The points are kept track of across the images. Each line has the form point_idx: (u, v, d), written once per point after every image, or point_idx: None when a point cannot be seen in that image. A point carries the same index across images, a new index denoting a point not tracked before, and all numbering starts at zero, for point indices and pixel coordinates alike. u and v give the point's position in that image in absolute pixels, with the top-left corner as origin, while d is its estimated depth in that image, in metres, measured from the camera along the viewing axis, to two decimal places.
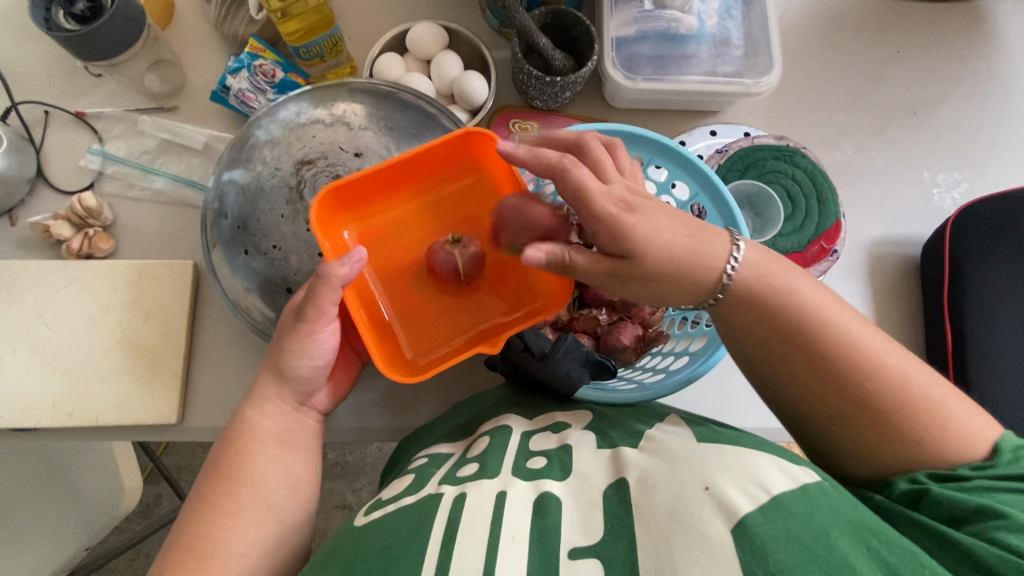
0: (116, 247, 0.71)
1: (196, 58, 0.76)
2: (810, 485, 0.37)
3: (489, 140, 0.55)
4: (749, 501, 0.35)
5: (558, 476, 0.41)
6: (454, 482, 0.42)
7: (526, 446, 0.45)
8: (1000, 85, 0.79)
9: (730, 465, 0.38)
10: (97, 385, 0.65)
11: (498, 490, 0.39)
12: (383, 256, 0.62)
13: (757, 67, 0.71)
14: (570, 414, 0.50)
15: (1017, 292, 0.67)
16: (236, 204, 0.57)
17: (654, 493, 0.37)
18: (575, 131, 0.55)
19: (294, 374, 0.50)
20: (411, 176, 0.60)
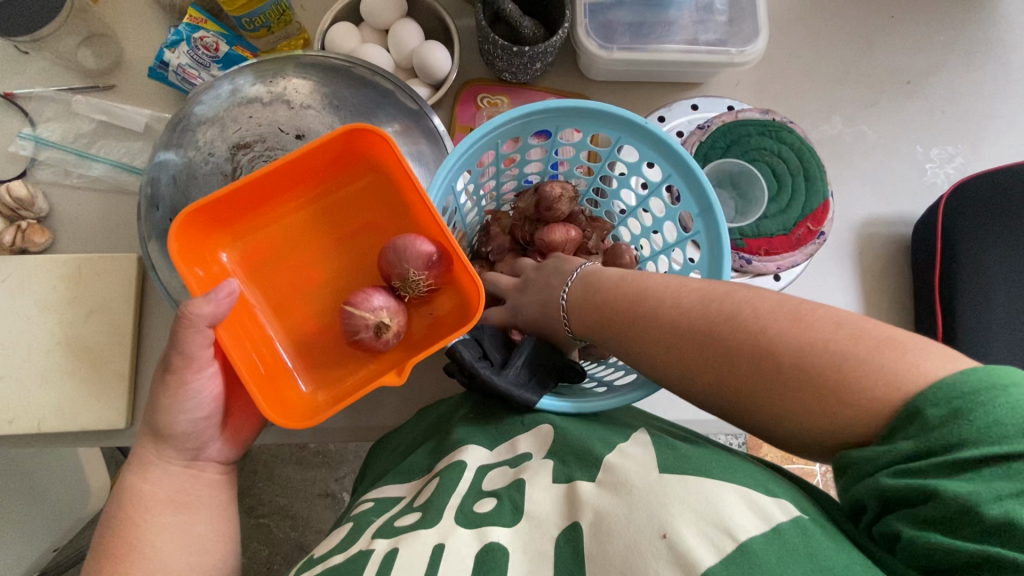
0: (53, 240, 0.66)
1: (134, 30, 0.70)
2: (783, 526, 0.34)
3: (382, 138, 0.46)
4: (711, 549, 0.33)
5: (507, 522, 0.39)
6: (390, 534, 0.41)
7: (477, 486, 0.43)
8: (1000, 52, 0.74)
9: (693, 504, 0.35)
10: (37, 390, 0.61)
11: (435, 543, 0.39)
12: (274, 280, 0.51)
13: (741, 35, 0.66)
14: (531, 436, 0.46)
15: (1013, 275, 0.63)
16: (170, 192, 0.52)
17: (607, 541, 0.36)
18: (524, 108, 0.49)
19: (171, 432, 0.44)
20: (298, 180, 0.49)
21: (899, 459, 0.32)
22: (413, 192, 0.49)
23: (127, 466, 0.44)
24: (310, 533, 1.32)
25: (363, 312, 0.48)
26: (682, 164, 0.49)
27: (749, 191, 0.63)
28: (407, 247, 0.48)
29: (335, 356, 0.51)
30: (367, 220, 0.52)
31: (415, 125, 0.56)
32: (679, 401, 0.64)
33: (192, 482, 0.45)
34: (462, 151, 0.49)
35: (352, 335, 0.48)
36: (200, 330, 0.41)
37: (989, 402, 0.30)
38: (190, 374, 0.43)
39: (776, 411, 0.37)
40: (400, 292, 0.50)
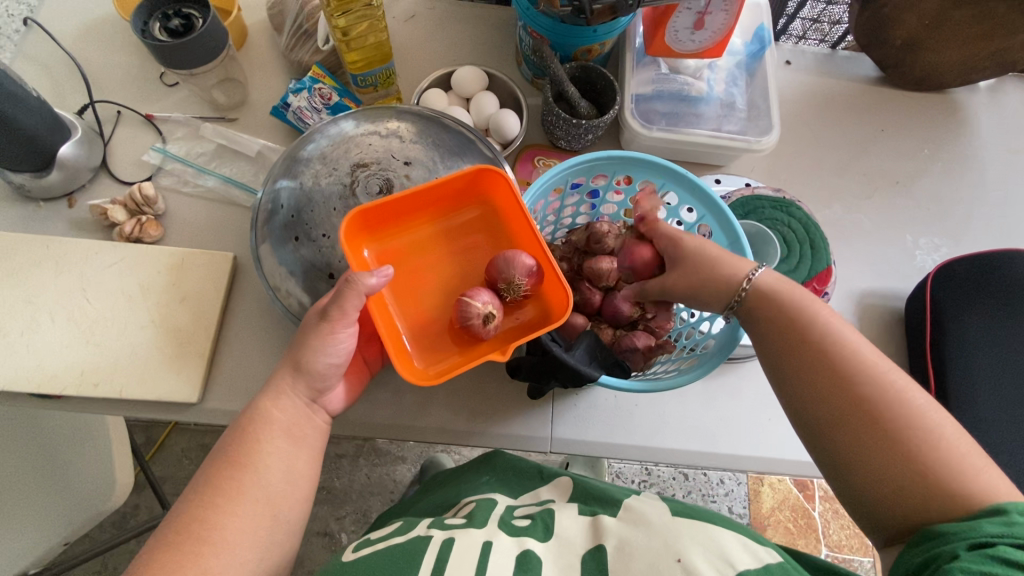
0: (163, 235, 0.76)
1: (262, 79, 0.85)
2: (771, 564, 0.46)
3: (501, 174, 0.57)
4: (714, 569, 0.44)
5: (541, 535, 0.53)
6: (444, 528, 0.54)
7: (511, 514, 0.58)
8: (975, 167, 0.89)
9: (700, 540, 0.48)
10: (125, 360, 0.68)
11: (486, 540, 0.51)
12: (399, 276, 0.61)
13: (757, 128, 0.80)
14: (554, 491, 0.63)
15: (992, 346, 0.72)
16: (292, 198, 0.61)
17: (628, 560, 0.47)
18: (593, 155, 0.60)
19: (311, 368, 0.51)
20: (431, 200, 0.60)
21: (982, 536, 0.39)
22: (520, 219, 0.59)
23: (264, 392, 0.50)
24: (302, 572, 1.29)
25: (475, 304, 0.55)
26: (715, 205, 0.60)
27: (763, 250, 0.72)
28: (513, 258, 0.57)
29: (442, 342, 0.59)
30: (476, 240, 0.63)
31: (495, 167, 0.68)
32: (700, 434, 0.70)
33: (306, 420, 0.52)
34: (538, 185, 0.60)
35: (463, 323, 0.56)
36: (357, 295, 0.49)
37: None
38: (338, 327, 0.50)
39: (853, 455, 0.46)
40: (503, 296, 0.58)
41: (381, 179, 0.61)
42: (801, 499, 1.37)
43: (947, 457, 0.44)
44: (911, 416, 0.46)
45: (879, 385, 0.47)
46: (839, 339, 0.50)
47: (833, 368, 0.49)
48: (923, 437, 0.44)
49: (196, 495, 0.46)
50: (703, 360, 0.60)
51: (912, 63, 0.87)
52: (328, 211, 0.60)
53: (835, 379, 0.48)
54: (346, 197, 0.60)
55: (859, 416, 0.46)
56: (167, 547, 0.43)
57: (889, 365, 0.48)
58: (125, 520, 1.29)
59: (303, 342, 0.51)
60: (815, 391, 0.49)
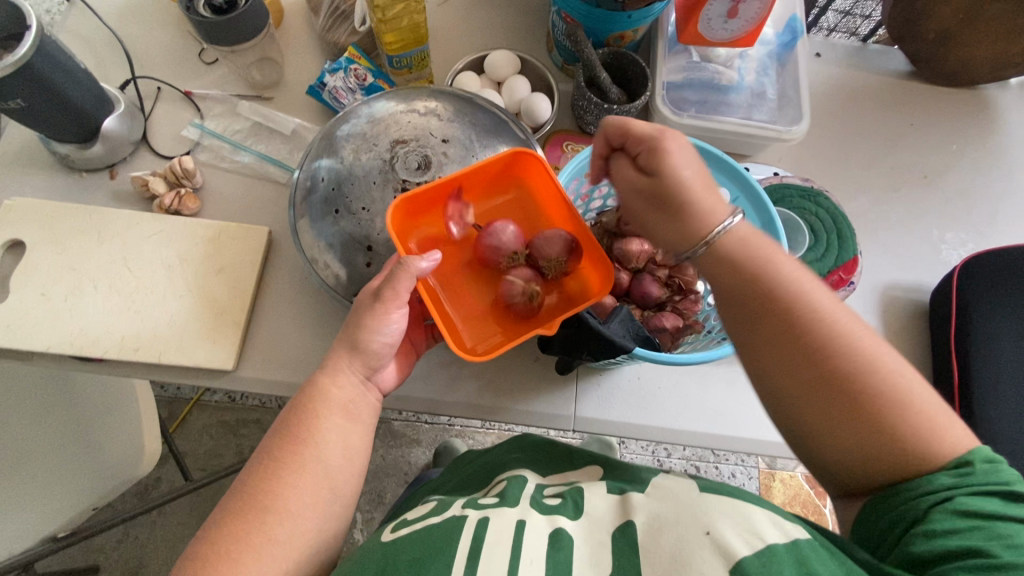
0: (200, 208, 0.78)
1: (297, 59, 0.87)
2: (800, 540, 0.44)
3: (536, 158, 0.59)
4: (744, 544, 0.44)
5: (572, 514, 0.54)
6: (478, 507, 0.55)
7: (540, 493, 0.59)
8: (1004, 163, 0.88)
9: (733, 520, 0.46)
10: (164, 327, 0.70)
11: (517, 519, 0.52)
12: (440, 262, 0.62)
13: (787, 117, 0.80)
14: (584, 472, 0.65)
15: (1015, 342, 0.73)
16: (331, 173, 0.63)
17: (660, 536, 0.48)
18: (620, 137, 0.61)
19: (367, 347, 0.52)
20: (467, 187, 0.62)
21: (940, 490, 0.42)
22: (555, 201, 0.61)
23: (321, 369, 0.52)
24: None
25: (518, 282, 0.57)
26: (750, 188, 0.61)
27: (791, 238, 0.73)
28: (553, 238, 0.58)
29: (486, 324, 0.60)
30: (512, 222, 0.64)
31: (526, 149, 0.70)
32: (722, 416, 0.71)
33: (362, 397, 0.53)
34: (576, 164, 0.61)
35: (507, 301, 0.57)
36: (410, 276, 0.50)
37: (996, 469, 0.42)
38: (392, 308, 0.51)
39: (838, 442, 0.45)
40: (544, 275, 0.59)
41: (420, 156, 0.61)
42: (812, 496, 1.38)
43: (908, 417, 0.44)
44: (889, 377, 0.45)
45: (857, 358, 0.45)
46: (799, 293, 0.48)
47: (805, 329, 0.47)
48: (908, 408, 0.44)
49: (259, 466, 0.48)
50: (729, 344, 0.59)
51: (944, 57, 0.86)
52: (368, 185, 0.61)
53: (812, 356, 0.46)
54: (385, 171, 0.61)
55: (825, 389, 0.46)
56: (233, 514, 0.46)
57: (853, 320, 0.47)
58: (147, 491, 1.32)
59: (358, 321, 0.52)
60: (791, 375, 0.47)
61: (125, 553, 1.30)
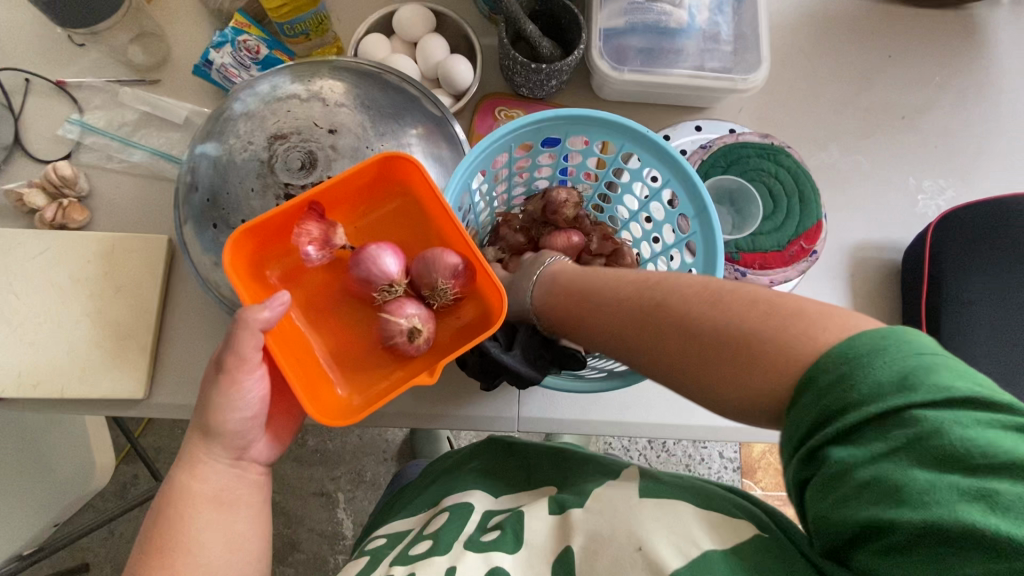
0: (90, 219, 0.70)
1: (182, 31, 0.75)
2: (743, 543, 0.41)
3: (409, 164, 0.51)
4: (677, 556, 0.41)
5: (510, 548, 0.48)
6: (406, 561, 0.50)
7: (483, 521, 0.53)
8: (992, 95, 0.79)
9: (666, 523, 0.44)
10: (63, 358, 0.64)
11: (446, 566, 0.48)
12: (314, 296, 0.56)
13: (744, 64, 0.70)
14: (534, 493, 0.57)
15: (996, 303, 0.66)
16: (208, 177, 0.55)
17: (595, 562, 0.44)
18: (516, 123, 0.53)
19: (221, 429, 0.47)
20: (333, 205, 0.54)
21: (808, 444, 0.33)
22: (437, 211, 0.53)
23: (177, 464, 0.47)
24: (303, 531, 1.31)
25: (397, 319, 0.51)
26: (679, 169, 0.52)
27: (745, 208, 0.66)
28: (435, 260, 0.52)
29: (370, 360, 0.54)
30: (399, 240, 0.57)
31: (438, 130, 0.61)
32: (674, 405, 0.67)
33: (237, 482, 0.49)
34: (476, 156, 0.53)
35: (387, 340, 0.52)
36: (253, 334, 0.45)
37: (869, 364, 0.31)
38: (242, 374, 0.47)
39: (732, 390, 0.37)
40: (429, 301, 0.53)
41: (302, 152, 0.53)
42: None
43: (780, 331, 0.36)
44: (716, 315, 0.38)
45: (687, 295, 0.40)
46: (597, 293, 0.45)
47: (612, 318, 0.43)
48: (780, 322, 0.36)
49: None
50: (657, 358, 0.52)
51: None
52: (245, 192, 0.53)
53: (641, 323, 0.42)
54: (263, 174, 0.53)
55: (680, 339, 0.39)
56: None
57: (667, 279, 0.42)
58: (125, 489, 1.31)
59: (207, 401, 0.47)
60: (642, 345, 0.42)
61: (113, 550, 1.32)
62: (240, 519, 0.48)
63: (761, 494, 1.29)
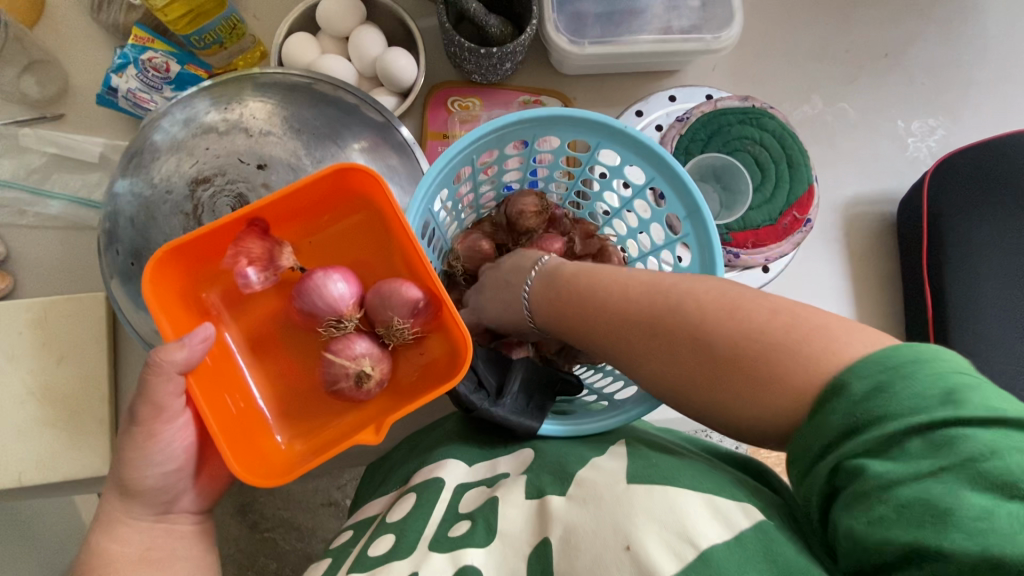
0: (15, 284, 0.63)
1: (79, 55, 0.66)
2: (745, 532, 0.32)
3: (368, 179, 0.43)
4: (673, 559, 0.31)
5: (481, 542, 0.37)
6: (363, 566, 0.38)
7: (454, 509, 0.41)
8: (978, 20, 0.73)
9: (658, 512, 0.33)
10: (12, 444, 0.58)
11: (408, 573, 0.36)
12: (256, 325, 0.48)
13: (715, 20, 0.63)
14: (512, 458, 0.45)
15: (1002, 246, 0.62)
16: (128, 235, 0.49)
17: (576, 558, 0.34)
18: (489, 126, 0.46)
19: (140, 487, 0.43)
20: (278, 219, 0.46)
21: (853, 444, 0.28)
22: (398, 236, 0.45)
23: (98, 531, 0.42)
24: (316, 542, 1.25)
25: (343, 359, 0.45)
26: (663, 164, 0.47)
27: (733, 184, 0.61)
28: (393, 295, 0.45)
29: (313, 404, 0.48)
30: (354, 258, 0.49)
31: (384, 140, 0.53)
32: (674, 400, 0.63)
33: (161, 538, 0.44)
34: (437, 172, 0.46)
35: (333, 383, 0.46)
36: (170, 379, 0.39)
37: (940, 371, 0.28)
38: (159, 424, 0.42)
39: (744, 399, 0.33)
40: (384, 339, 0.47)
41: (231, 196, 0.48)
42: None
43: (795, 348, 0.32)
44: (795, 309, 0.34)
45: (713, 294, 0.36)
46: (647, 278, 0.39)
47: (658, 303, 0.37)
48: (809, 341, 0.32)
49: None
50: (648, 392, 0.47)
51: None
52: None
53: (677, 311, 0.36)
54: (190, 227, 0.48)
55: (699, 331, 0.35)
56: None
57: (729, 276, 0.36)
58: None
59: (120, 456, 0.43)
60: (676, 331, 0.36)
61: None
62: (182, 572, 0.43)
63: None
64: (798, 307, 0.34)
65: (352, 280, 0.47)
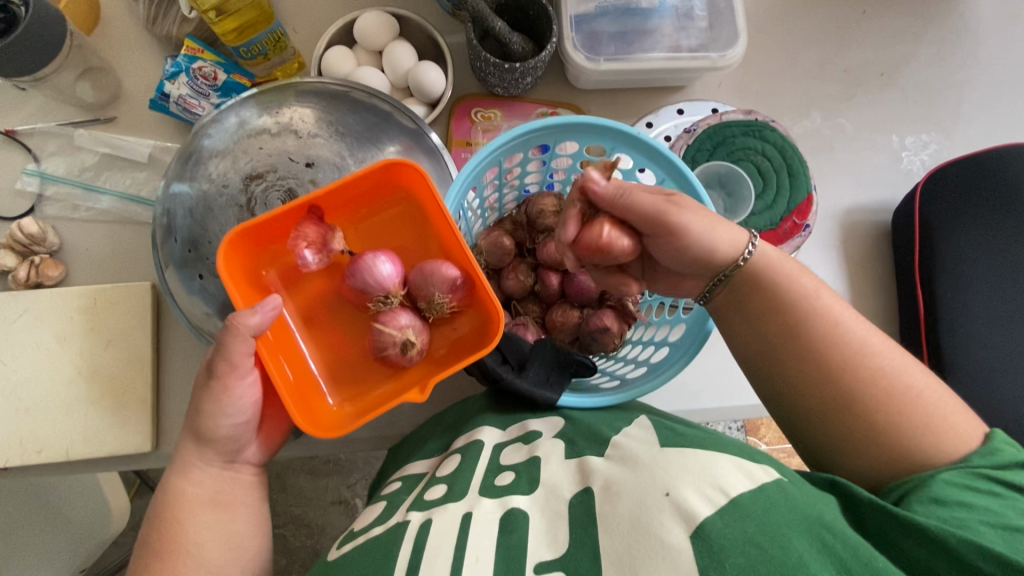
0: (67, 273, 0.67)
1: (132, 64, 0.72)
2: (767, 485, 0.37)
3: (414, 171, 0.48)
4: (707, 503, 0.35)
5: (526, 490, 0.41)
6: (422, 506, 0.42)
7: (496, 462, 0.46)
8: (967, 43, 0.78)
9: (691, 470, 0.38)
10: (62, 420, 0.62)
11: (463, 512, 0.40)
12: (307, 301, 0.53)
13: (720, 40, 0.68)
14: (543, 421, 0.50)
15: (987, 254, 0.67)
16: (185, 225, 0.53)
17: (618, 501, 0.37)
18: (521, 130, 0.51)
19: (214, 435, 0.46)
20: (329, 206, 0.51)
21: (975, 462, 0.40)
22: (439, 219, 0.50)
23: (171, 476, 0.46)
24: (326, 540, 1.26)
25: (390, 330, 0.50)
26: (676, 170, 0.52)
27: (736, 190, 0.65)
28: (433, 273, 0.50)
29: (360, 372, 0.52)
30: (396, 241, 0.54)
31: (417, 144, 0.58)
32: (681, 392, 0.67)
33: (230, 484, 0.47)
34: (470, 170, 0.51)
35: (380, 351, 0.50)
36: (245, 339, 0.44)
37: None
38: (233, 380, 0.46)
39: (822, 420, 0.45)
40: (425, 313, 0.52)
41: (282, 191, 0.53)
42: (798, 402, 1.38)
43: (847, 369, 0.44)
44: (827, 328, 0.45)
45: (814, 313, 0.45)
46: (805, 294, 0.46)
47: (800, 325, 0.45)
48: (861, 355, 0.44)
49: None
50: (656, 370, 0.54)
51: None
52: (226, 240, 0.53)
53: (788, 329, 0.46)
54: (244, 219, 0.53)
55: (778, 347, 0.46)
56: None
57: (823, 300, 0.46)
58: None
59: (199, 406, 0.46)
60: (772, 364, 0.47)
61: None
62: (240, 518, 0.47)
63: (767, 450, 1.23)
64: (851, 325, 0.45)
65: (397, 261, 0.52)
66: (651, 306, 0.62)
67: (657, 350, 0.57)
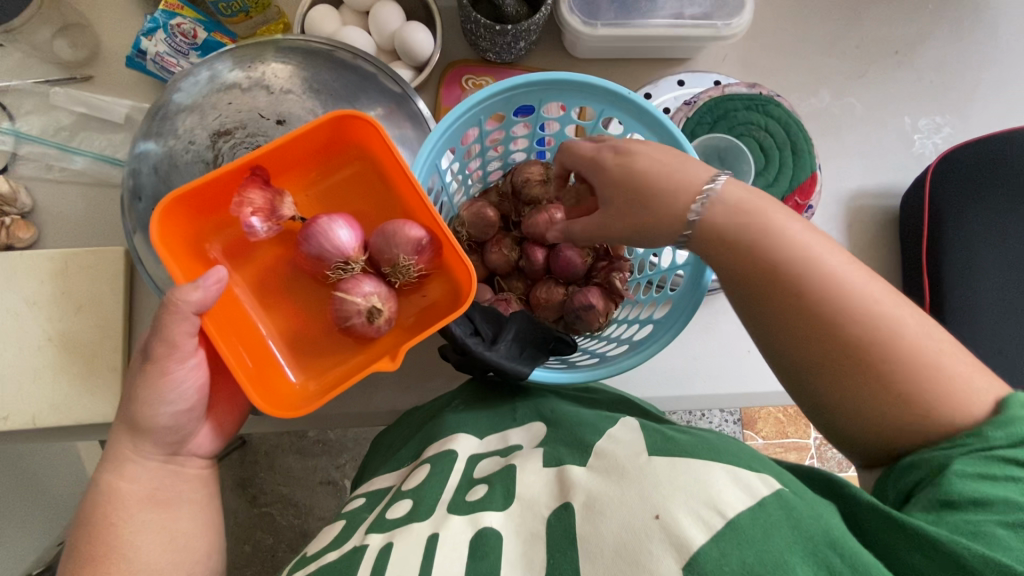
0: (39, 236, 0.65)
1: (110, 19, 0.69)
2: (767, 499, 0.34)
3: (365, 124, 0.46)
4: (700, 527, 0.33)
5: (500, 506, 0.40)
6: (384, 527, 0.41)
7: (471, 477, 0.44)
8: (988, 20, 0.74)
9: (684, 484, 0.35)
10: (29, 386, 0.61)
11: (430, 534, 0.38)
12: (260, 273, 0.51)
13: (726, 8, 0.64)
14: (525, 430, 0.47)
15: (999, 246, 0.63)
16: (151, 183, 0.51)
17: (600, 521, 0.35)
18: (488, 89, 0.48)
19: (150, 425, 0.44)
20: (278, 167, 0.49)
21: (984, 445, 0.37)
22: (399, 177, 0.48)
23: (104, 467, 0.44)
24: (313, 520, 1.25)
25: (354, 298, 0.47)
26: (667, 133, 0.49)
27: (735, 166, 0.61)
28: (396, 234, 0.47)
29: (323, 346, 0.50)
30: (355, 206, 0.52)
31: (400, 108, 0.55)
32: (670, 379, 0.64)
33: (171, 479, 0.46)
34: (444, 128, 0.48)
35: (344, 322, 0.48)
36: (185, 319, 0.42)
37: None
38: (172, 363, 0.43)
39: (836, 383, 0.41)
40: (390, 278, 0.50)
41: (250, 149, 0.51)
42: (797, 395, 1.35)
43: (843, 314, 0.40)
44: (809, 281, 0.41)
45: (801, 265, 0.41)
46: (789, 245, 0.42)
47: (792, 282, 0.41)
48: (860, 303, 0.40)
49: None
50: (639, 346, 0.50)
51: None
52: None
53: (776, 284, 0.42)
54: None
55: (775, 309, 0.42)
56: None
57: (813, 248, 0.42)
58: None
59: (133, 394, 0.44)
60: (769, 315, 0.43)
61: None
62: (179, 517, 0.45)
63: (763, 444, 1.21)
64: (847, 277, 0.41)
65: (355, 225, 0.49)
66: (638, 285, 0.60)
67: (641, 328, 0.55)
